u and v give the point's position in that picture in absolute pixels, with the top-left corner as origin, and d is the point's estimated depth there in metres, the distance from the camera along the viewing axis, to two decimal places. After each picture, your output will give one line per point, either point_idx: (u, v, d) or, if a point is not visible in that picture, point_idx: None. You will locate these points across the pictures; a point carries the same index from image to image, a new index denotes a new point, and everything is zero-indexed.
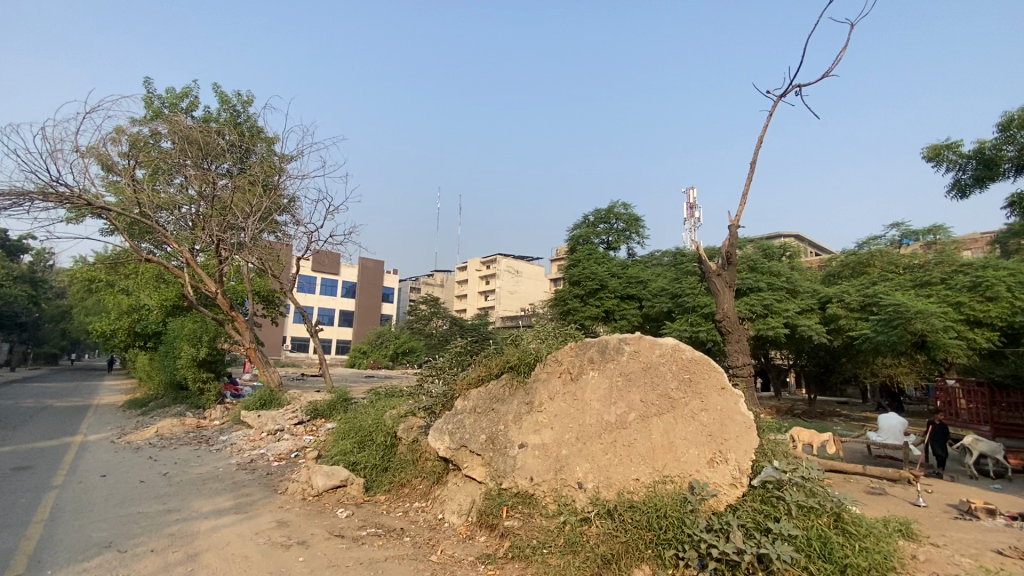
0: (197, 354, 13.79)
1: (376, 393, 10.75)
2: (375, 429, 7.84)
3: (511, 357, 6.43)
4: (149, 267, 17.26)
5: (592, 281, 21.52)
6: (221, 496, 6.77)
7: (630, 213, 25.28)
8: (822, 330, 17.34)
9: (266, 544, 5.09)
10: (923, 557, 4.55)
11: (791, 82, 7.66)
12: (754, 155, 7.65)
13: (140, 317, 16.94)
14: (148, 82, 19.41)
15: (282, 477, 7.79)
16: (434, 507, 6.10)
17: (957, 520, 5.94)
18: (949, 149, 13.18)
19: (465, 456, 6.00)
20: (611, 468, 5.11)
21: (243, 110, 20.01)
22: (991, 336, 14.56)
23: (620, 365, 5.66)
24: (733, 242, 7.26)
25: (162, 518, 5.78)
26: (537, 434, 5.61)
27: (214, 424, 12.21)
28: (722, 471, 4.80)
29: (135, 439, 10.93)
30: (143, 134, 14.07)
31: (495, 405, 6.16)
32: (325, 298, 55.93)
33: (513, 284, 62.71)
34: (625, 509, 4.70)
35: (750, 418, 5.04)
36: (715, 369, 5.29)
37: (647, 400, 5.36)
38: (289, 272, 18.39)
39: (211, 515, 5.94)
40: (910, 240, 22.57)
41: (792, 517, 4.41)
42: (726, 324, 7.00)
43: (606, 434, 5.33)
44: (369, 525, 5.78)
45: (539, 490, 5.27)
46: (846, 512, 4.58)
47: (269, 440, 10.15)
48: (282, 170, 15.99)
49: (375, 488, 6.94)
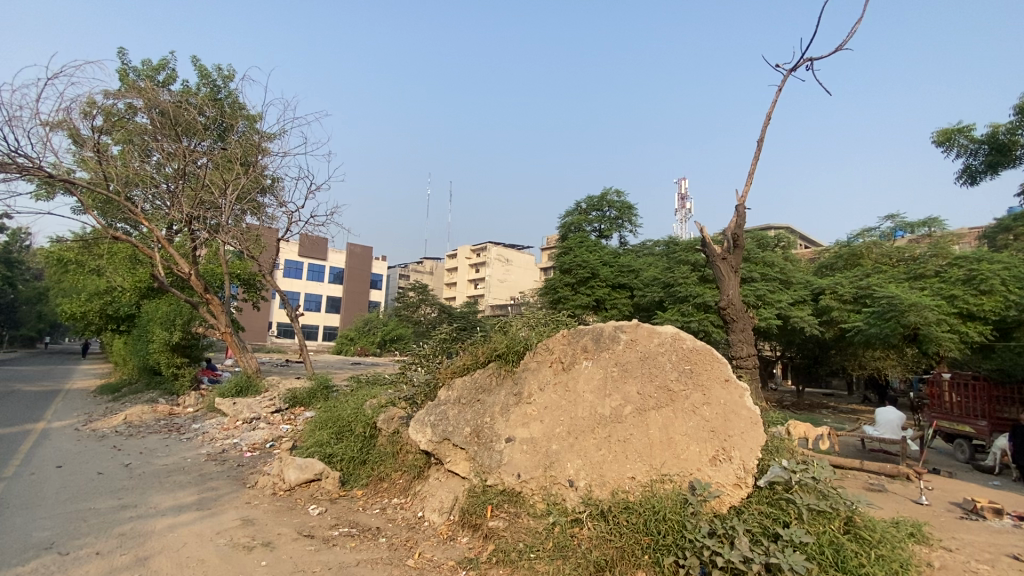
0: (170, 338, 13.14)
1: (358, 381, 10.28)
2: (354, 419, 7.39)
3: (498, 344, 5.98)
4: (121, 247, 16.48)
5: (583, 269, 20.99)
6: (184, 490, 6.29)
7: (623, 201, 24.82)
8: (814, 323, 17.17)
9: (226, 546, 4.64)
10: (939, 564, 4.26)
11: (803, 57, 7.24)
12: (761, 132, 7.27)
13: (112, 299, 16.21)
14: (121, 52, 18.42)
15: (253, 469, 7.31)
16: (414, 504, 5.67)
17: (964, 521, 5.67)
18: (960, 134, 12.91)
19: (448, 449, 5.58)
20: (605, 465, 4.73)
21: (224, 84, 19.17)
22: (984, 330, 14.44)
23: (615, 355, 5.26)
24: (740, 224, 6.87)
25: (115, 515, 5.30)
26: (526, 427, 5.23)
27: (187, 412, 11.67)
28: (725, 470, 4.42)
29: (100, 427, 10.33)
30: (117, 107, 13.30)
31: (480, 395, 5.73)
32: (312, 283, 54.90)
33: (502, 273, 62.20)
34: (620, 510, 4.33)
35: (756, 413, 4.63)
36: (719, 360, 4.87)
37: (644, 393, 4.96)
38: (269, 256, 17.73)
39: (169, 513, 5.45)
40: (904, 232, 22.34)
41: (802, 522, 4.01)
42: (731, 312, 6.62)
43: (599, 428, 4.94)
44: (343, 523, 5.35)
45: (527, 488, 4.89)
46: (859, 515, 4.21)
47: (244, 429, 9.66)
48: (262, 147, 15.28)
49: (352, 482, 6.50)
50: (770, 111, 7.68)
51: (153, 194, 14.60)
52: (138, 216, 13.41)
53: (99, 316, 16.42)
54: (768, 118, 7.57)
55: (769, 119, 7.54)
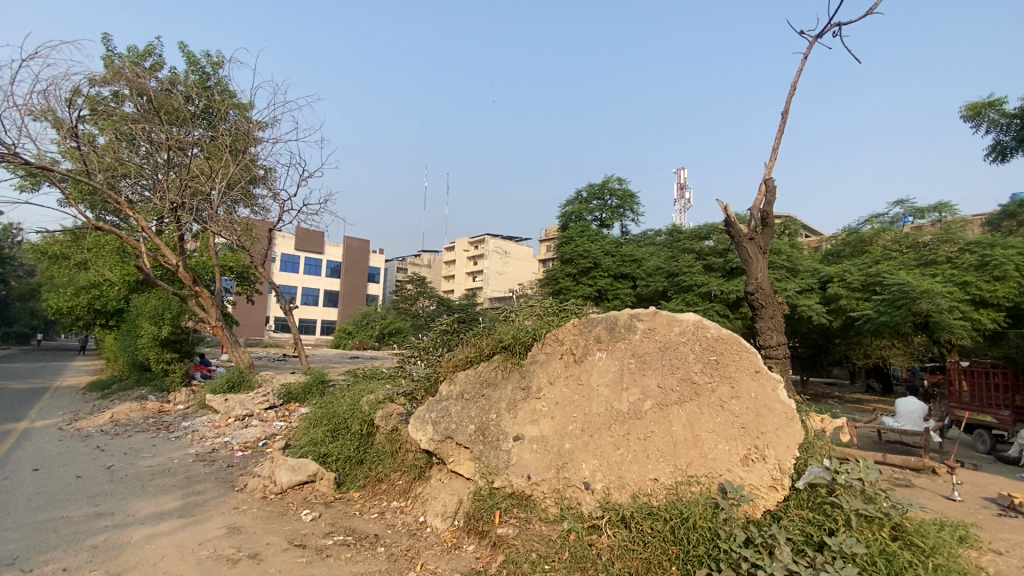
0: (159, 333, 12.67)
1: (355, 375, 9.86)
2: (350, 416, 6.96)
3: (504, 336, 5.54)
4: (108, 239, 15.89)
5: (585, 259, 20.53)
6: (167, 495, 5.85)
7: (625, 188, 24.32)
8: (822, 311, 16.73)
9: (208, 559, 4.21)
10: (993, 570, 3.85)
11: (830, 22, 6.72)
12: (785, 105, 6.85)
13: (99, 293, 15.83)
14: (106, 38, 17.73)
15: (243, 471, 6.87)
16: (415, 508, 5.25)
17: (1003, 518, 5.29)
18: (990, 108, 12.54)
19: (450, 449, 5.16)
20: (624, 466, 4.33)
21: (213, 71, 18.55)
22: (997, 317, 14.05)
23: (632, 346, 4.82)
24: (769, 203, 6.48)
25: (87, 526, 4.87)
26: (535, 425, 4.81)
27: (177, 409, 11.25)
28: (759, 471, 4.02)
29: (86, 426, 9.88)
30: (103, 96, 12.79)
31: (486, 390, 5.29)
32: (309, 277, 54.33)
33: (500, 265, 61.44)
34: (643, 516, 3.94)
35: (791, 407, 4.19)
36: (748, 350, 4.42)
37: (666, 386, 4.53)
38: (261, 247, 17.22)
39: (149, 521, 5.04)
40: (915, 218, 21.69)
41: (851, 530, 3.58)
42: (760, 297, 6.20)
43: (616, 425, 4.53)
44: (338, 531, 4.92)
45: (538, 491, 4.50)
46: (908, 518, 3.80)
47: (235, 427, 9.23)
48: (252, 134, 14.71)
49: (348, 483, 6.08)
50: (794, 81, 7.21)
51: (140, 184, 14.07)
52: (122, 205, 12.81)
53: (87, 311, 16.04)
54: (792, 90, 7.12)
55: (793, 90, 7.09)
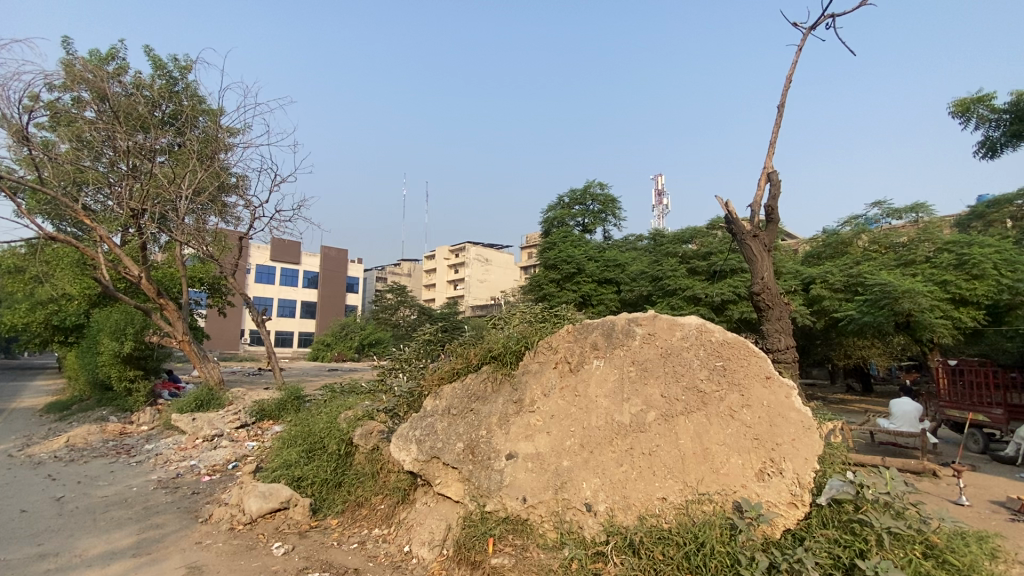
0: (121, 350, 11.91)
1: (331, 390, 9.31)
2: (327, 434, 6.46)
3: (493, 345, 5.11)
4: (63, 250, 14.63)
5: (568, 265, 20.25)
6: (121, 530, 5.27)
7: (606, 193, 24.20)
8: (805, 313, 16.74)
9: None
10: None
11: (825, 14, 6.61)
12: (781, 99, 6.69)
13: (57, 308, 14.99)
14: (64, 41, 16.86)
15: (209, 499, 6.29)
16: (400, 535, 4.78)
17: (1017, 523, 5.06)
18: (979, 104, 12.68)
19: (437, 469, 4.72)
20: (629, 485, 3.96)
21: (181, 76, 17.82)
22: (977, 315, 14.15)
23: (632, 352, 4.48)
24: (772, 199, 6.28)
25: (24, 571, 4.29)
26: (530, 441, 4.42)
27: (140, 430, 10.53)
28: (776, 487, 3.69)
29: (37, 452, 9.14)
30: (63, 101, 12.07)
31: (474, 405, 4.86)
32: (285, 289, 53.07)
33: (481, 273, 61.01)
34: (653, 541, 3.59)
35: (807, 416, 3.89)
36: (757, 355, 4.11)
37: (670, 396, 4.19)
38: (231, 258, 16.48)
39: (98, 563, 4.48)
40: (892, 219, 21.99)
41: (883, 551, 3.28)
42: (766, 298, 5.95)
43: (618, 439, 4.17)
44: (314, 566, 4.42)
45: (535, 514, 4.11)
46: (940, 534, 3.51)
47: (203, 448, 8.59)
48: (221, 138, 14.02)
49: (326, 509, 5.58)
50: (790, 75, 7.04)
51: (101, 192, 13.30)
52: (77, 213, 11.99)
53: (44, 327, 15.16)
54: (788, 83, 6.95)
55: (788, 84, 6.92)
